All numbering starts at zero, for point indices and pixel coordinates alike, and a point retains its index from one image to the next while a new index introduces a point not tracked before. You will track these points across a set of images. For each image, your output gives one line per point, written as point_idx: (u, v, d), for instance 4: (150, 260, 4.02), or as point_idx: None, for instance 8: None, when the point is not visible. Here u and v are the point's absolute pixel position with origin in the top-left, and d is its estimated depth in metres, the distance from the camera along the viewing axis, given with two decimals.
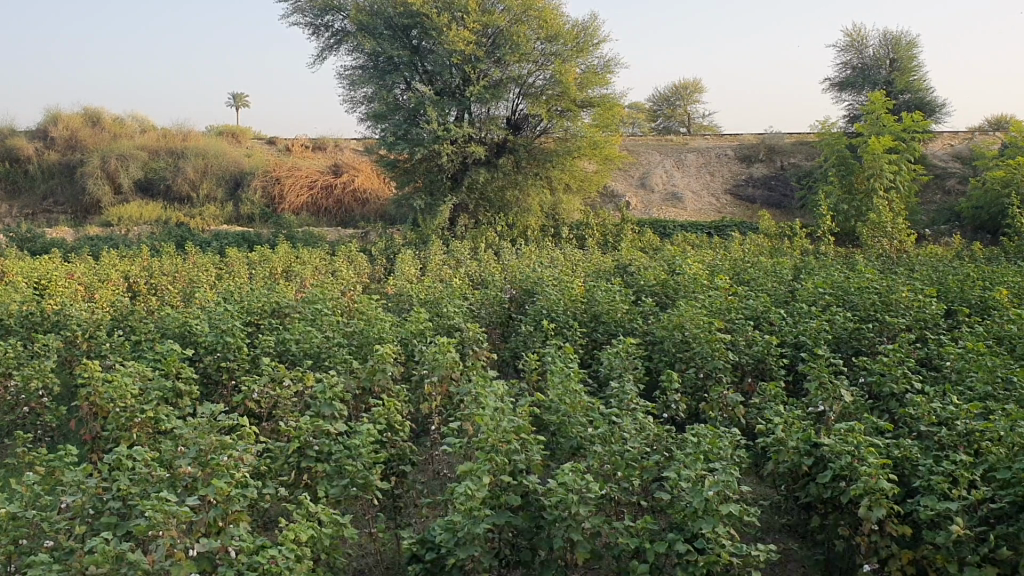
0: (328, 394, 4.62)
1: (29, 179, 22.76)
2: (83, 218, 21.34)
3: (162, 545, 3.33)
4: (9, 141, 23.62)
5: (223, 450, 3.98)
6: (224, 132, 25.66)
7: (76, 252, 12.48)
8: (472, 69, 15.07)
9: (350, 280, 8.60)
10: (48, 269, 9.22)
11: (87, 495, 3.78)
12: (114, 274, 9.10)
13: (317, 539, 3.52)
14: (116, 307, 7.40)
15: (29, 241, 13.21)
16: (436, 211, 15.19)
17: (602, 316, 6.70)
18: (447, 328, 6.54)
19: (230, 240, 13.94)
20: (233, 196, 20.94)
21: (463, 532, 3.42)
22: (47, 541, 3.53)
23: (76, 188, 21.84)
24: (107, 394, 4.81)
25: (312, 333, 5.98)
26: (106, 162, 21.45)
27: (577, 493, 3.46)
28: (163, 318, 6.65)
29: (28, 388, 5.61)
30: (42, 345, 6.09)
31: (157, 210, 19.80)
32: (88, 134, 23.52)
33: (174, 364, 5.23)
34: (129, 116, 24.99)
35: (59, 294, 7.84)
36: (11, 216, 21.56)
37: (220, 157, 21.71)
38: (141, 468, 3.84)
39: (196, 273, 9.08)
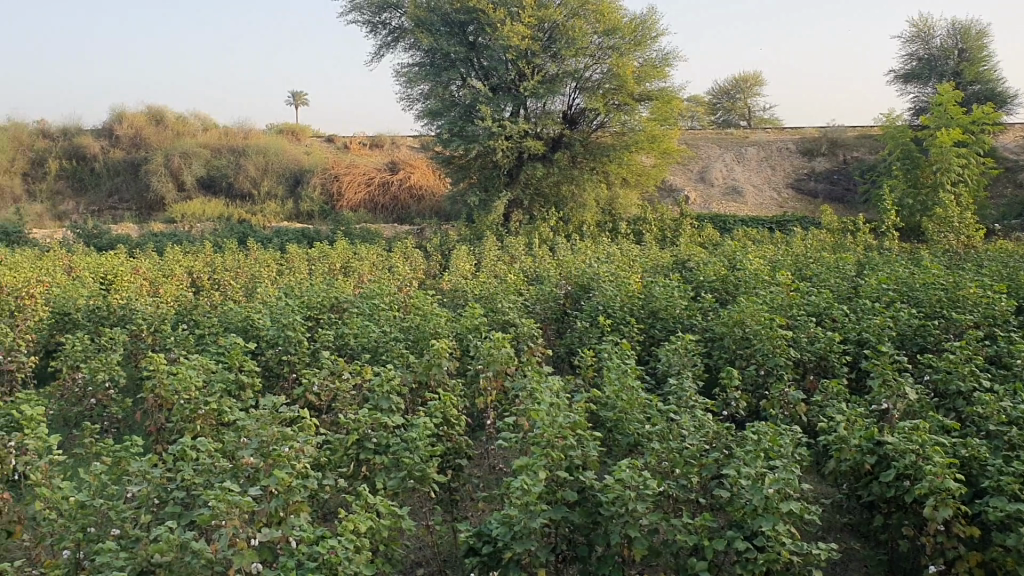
0: (385, 387, 4.69)
1: (95, 176, 23.24)
2: (149, 215, 21.87)
3: (225, 535, 3.40)
4: (77, 139, 24.19)
5: (284, 442, 4.02)
6: (284, 131, 26.03)
7: (141, 248, 12.78)
8: (528, 64, 15.09)
9: (407, 275, 8.66)
10: (115, 265, 9.43)
11: (152, 485, 3.87)
12: (178, 269, 9.27)
13: (375, 530, 3.58)
14: (181, 302, 7.55)
15: (96, 237, 13.55)
16: (490, 207, 15.24)
17: (660, 312, 6.65)
18: (502, 323, 6.55)
19: (290, 236, 14.14)
20: (294, 194, 21.23)
21: (519, 526, 3.44)
22: (114, 528, 3.64)
23: (142, 185, 22.33)
24: (172, 385, 4.92)
25: (370, 327, 6.03)
26: (170, 160, 21.88)
27: (634, 490, 3.45)
28: (225, 313, 6.75)
29: (96, 380, 5.76)
30: (110, 339, 6.24)
31: (219, 206, 20.18)
32: (152, 133, 24.04)
33: (237, 358, 5.34)
34: (191, 114, 25.47)
35: (125, 289, 8.01)
36: (79, 213, 22.09)
37: (280, 155, 22.00)
38: (206, 459, 3.92)
39: (257, 269, 9.21)
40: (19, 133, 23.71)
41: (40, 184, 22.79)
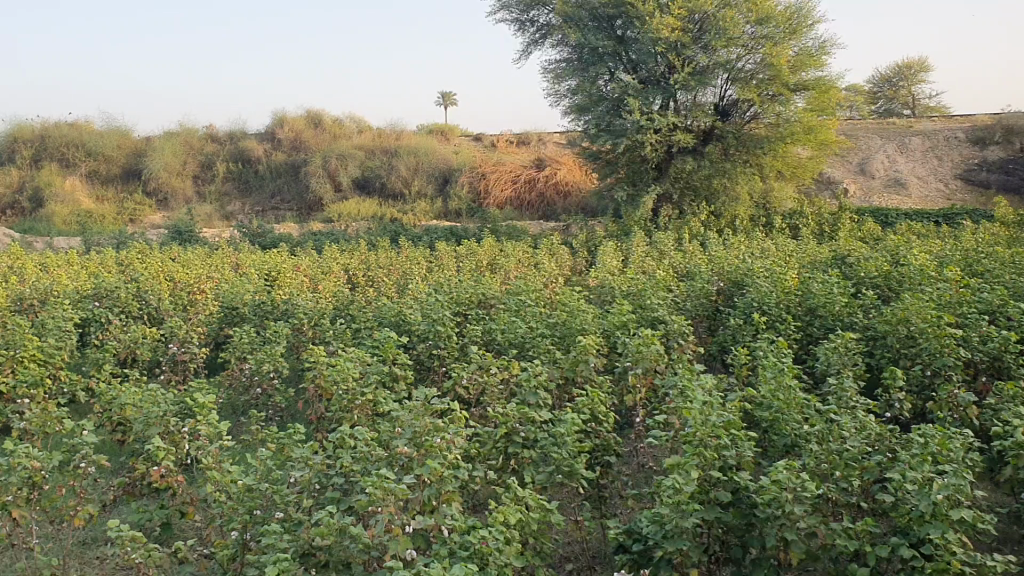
0: (533, 382, 4.75)
1: (259, 178, 24.39)
2: (307, 215, 22.86)
3: (381, 521, 3.52)
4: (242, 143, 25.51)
5: (436, 433, 4.10)
6: (434, 130, 26.62)
7: (301, 246, 13.35)
8: (677, 56, 14.85)
9: (553, 272, 8.69)
10: (277, 262, 9.89)
11: (313, 471, 4.05)
12: (335, 266, 9.62)
13: (525, 523, 3.63)
14: (338, 298, 7.83)
15: (260, 236, 14.24)
16: (639, 202, 15.09)
17: (817, 309, 6.40)
18: (651, 320, 6.48)
19: (440, 234, 14.44)
20: (442, 193, 21.70)
21: (671, 525, 3.39)
22: (279, 511, 3.84)
23: (301, 186, 23.36)
24: (331, 377, 5.12)
25: (518, 323, 6.08)
26: (327, 162, 22.79)
27: (791, 492, 3.33)
28: (380, 308, 6.95)
29: (262, 371, 6.08)
30: (274, 332, 6.55)
31: (373, 206, 20.88)
32: (311, 135, 25.02)
33: (390, 351, 5.50)
34: (346, 116, 26.38)
35: (287, 285, 8.39)
36: (245, 213, 23.32)
37: (431, 155, 22.51)
38: (362, 447, 4.06)
39: (409, 266, 9.45)
40: (190, 138, 25.23)
41: (209, 186, 24.19)
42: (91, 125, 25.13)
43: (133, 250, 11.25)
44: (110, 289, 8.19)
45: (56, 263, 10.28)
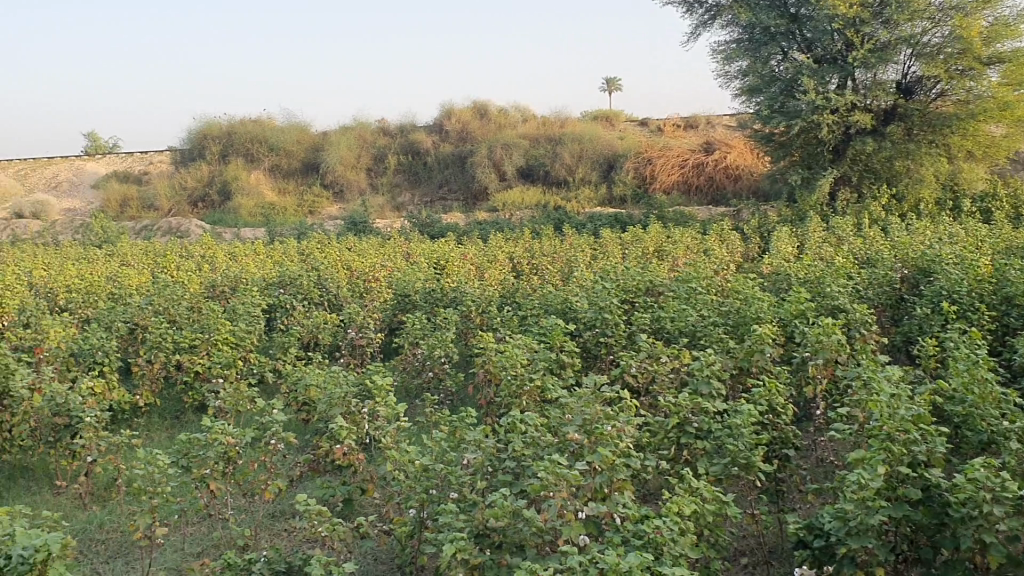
0: (705, 372, 4.68)
1: (428, 169, 24.91)
2: (473, 204, 23.31)
3: (554, 506, 3.56)
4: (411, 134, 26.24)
5: (607, 420, 4.08)
6: (599, 118, 26.51)
7: (468, 235, 13.62)
8: (856, 33, 14.11)
9: (724, 259, 8.47)
10: (446, 251, 10.12)
11: (486, 454, 4.14)
12: (501, 254, 9.75)
13: (699, 514, 3.59)
14: (505, 286, 7.91)
15: (429, 225, 14.61)
16: (814, 185, 14.51)
17: (1016, 298, 5.95)
18: (829, 309, 6.20)
19: (605, 222, 14.37)
20: (608, 179, 21.56)
21: (856, 521, 3.25)
22: (453, 492, 3.96)
23: (467, 176, 23.82)
24: (501, 363, 5.21)
25: (688, 311, 5.97)
26: (493, 151, 23.14)
27: (990, 492, 3.12)
28: (547, 295, 6.96)
29: (433, 356, 6.26)
30: (444, 319, 6.71)
31: (538, 194, 21.09)
32: (478, 126, 25.29)
33: (558, 338, 5.53)
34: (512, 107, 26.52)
35: (456, 273, 8.56)
36: (414, 204, 24.03)
37: (596, 141, 22.39)
38: (534, 433, 4.10)
39: (575, 253, 9.45)
40: (362, 132, 26.22)
41: (381, 178, 25.06)
42: (272, 122, 26.50)
43: (312, 240, 11.81)
44: (292, 278, 8.63)
45: (244, 253, 10.92)
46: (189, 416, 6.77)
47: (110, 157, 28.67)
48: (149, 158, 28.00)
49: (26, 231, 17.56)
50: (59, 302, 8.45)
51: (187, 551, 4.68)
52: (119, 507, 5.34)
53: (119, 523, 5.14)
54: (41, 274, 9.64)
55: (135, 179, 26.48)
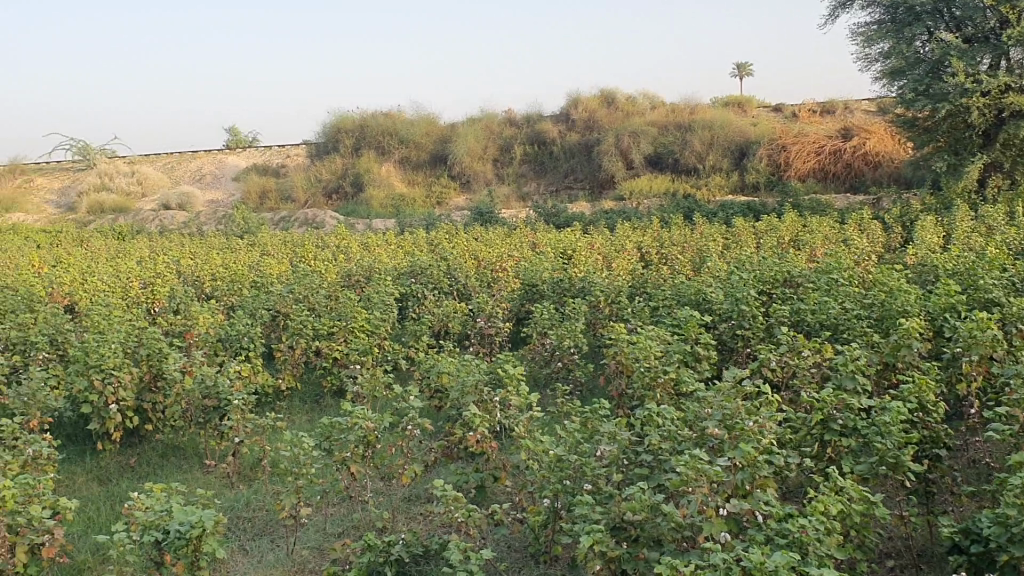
0: (850, 367, 4.52)
1: (554, 159, 24.82)
2: (599, 193, 23.18)
3: (694, 501, 3.50)
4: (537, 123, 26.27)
5: (748, 415, 3.98)
6: (729, 104, 25.88)
7: (595, 224, 13.54)
8: (1011, 9, 13.28)
9: (864, 249, 8.11)
10: (573, 240, 10.09)
11: (621, 446, 4.11)
12: (630, 244, 9.64)
13: (847, 514, 3.47)
14: (635, 276, 7.80)
15: (555, 215, 14.60)
16: (961, 171, 13.75)
17: None
18: (983, 303, 5.87)
19: (736, 210, 14.02)
20: (740, 166, 21.03)
21: (1019, 527, 3.06)
22: (588, 483, 3.95)
23: (594, 165, 23.68)
24: (634, 354, 5.15)
25: (829, 303, 5.75)
26: (620, 140, 22.92)
27: None
28: (679, 286, 6.82)
29: (562, 345, 6.17)
30: (574, 309, 6.67)
31: (668, 182, 20.87)
32: (605, 114, 24.90)
33: (693, 330, 5.43)
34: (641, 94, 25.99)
35: (584, 262, 8.51)
36: (540, 193, 24.08)
37: (727, 128, 21.77)
38: (671, 426, 4.05)
39: (706, 243, 9.25)
40: (489, 123, 26.44)
41: (507, 168, 25.21)
42: (400, 114, 27.03)
43: (442, 231, 11.97)
44: (423, 268, 8.78)
45: (377, 243, 11.18)
46: (327, 401, 6.99)
47: (249, 151, 29.88)
48: (285, 151, 29.04)
49: (175, 223, 18.51)
50: (206, 290, 8.88)
51: (329, 531, 4.84)
52: (264, 486, 5.57)
53: (265, 501, 5.36)
54: (189, 263, 10.14)
55: (272, 171, 27.53)
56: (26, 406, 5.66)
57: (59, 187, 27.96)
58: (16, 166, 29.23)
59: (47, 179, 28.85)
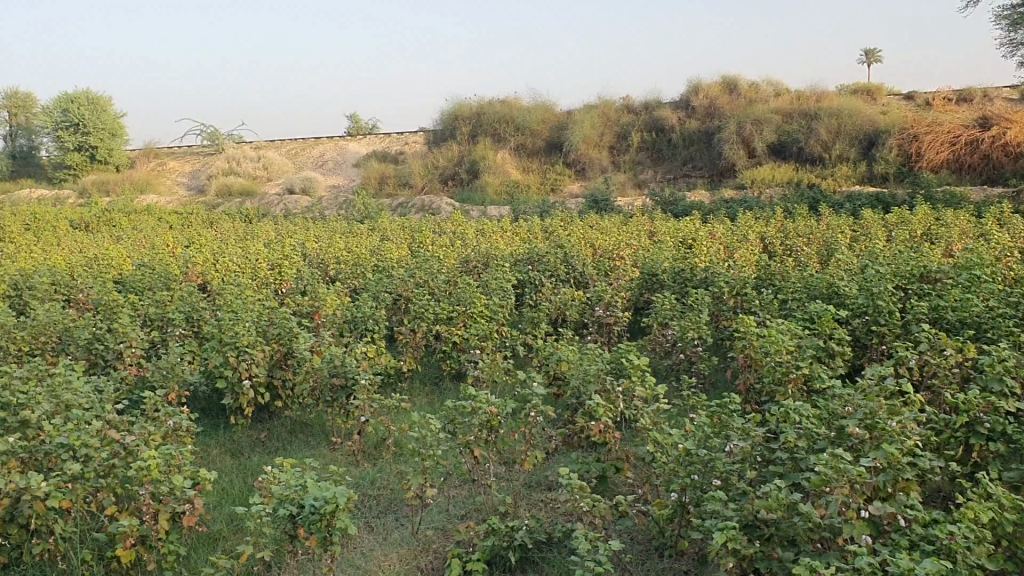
0: (997, 369, 4.29)
1: (673, 147, 24.44)
2: (720, 181, 22.69)
3: (835, 502, 3.39)
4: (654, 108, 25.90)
5: (891, 416, 3.82)
6: (858, 91, 24.94)
7: (714, 214, 13.27)
8: None
9: (1005, 245, 7.70)
10: (693, 230, 9.90)
11: (754, 442, 4.02)
12: (752, 235, 9.41)
13: (999, 523, 3.29)
14: (760, 266, 7.60)
15: (672, 203, 14.36)
16: None
17: None
18: None
19: (863, 202, 13.51)
20: (868, 156, 20.27)
21: None
22: (718, 479, 3.87)
23: (714, 153, 23.19)
24: (763, 348, 5.02)
25: (971, 300, 5.48)
26: (743, 128, 22.40)
27: None
28: (809, 279, 6.61)
29: (685, 337, 6.04)
30: (697, 300, 6.54)
31: (792, 171, 20.34)
32: (727, 101, 24.30)
33: (827, 324, 5.27)
34: (764, 81, 25.29)
35: (704, 252, 8.35)
36: (657, 181, 23.77)
37: (855, 116, 21.01)
38: (808, 424, 3.92)
39: (833, 235, 8.94)
40: (606, 110, 26.18)
41: (623, 156, 24.94)
42: (517, 101, 27.08)
43: (558, 218, 11.92)
44: (541, 255, 8.78)
45: (494, 230, 11.24)
46: (446, 384, 7.08)
47: (368, 137, 30.45)
48: (402, 138, 29.51)
49: (298, 207, 19.04)
50: (330, 273, 9.13)
51: (452, 513, 4.90)
52: (389, 465, 5.68)
53: (390, 481, 5.46)
54: (314, 247, 10.42)
55: (391, 158, 28.02)
56: (165, 378, 5.93)
57: (190, 171, 29.16)
58: (150, 150, 30.59)
59: (179, 162, 30.10)
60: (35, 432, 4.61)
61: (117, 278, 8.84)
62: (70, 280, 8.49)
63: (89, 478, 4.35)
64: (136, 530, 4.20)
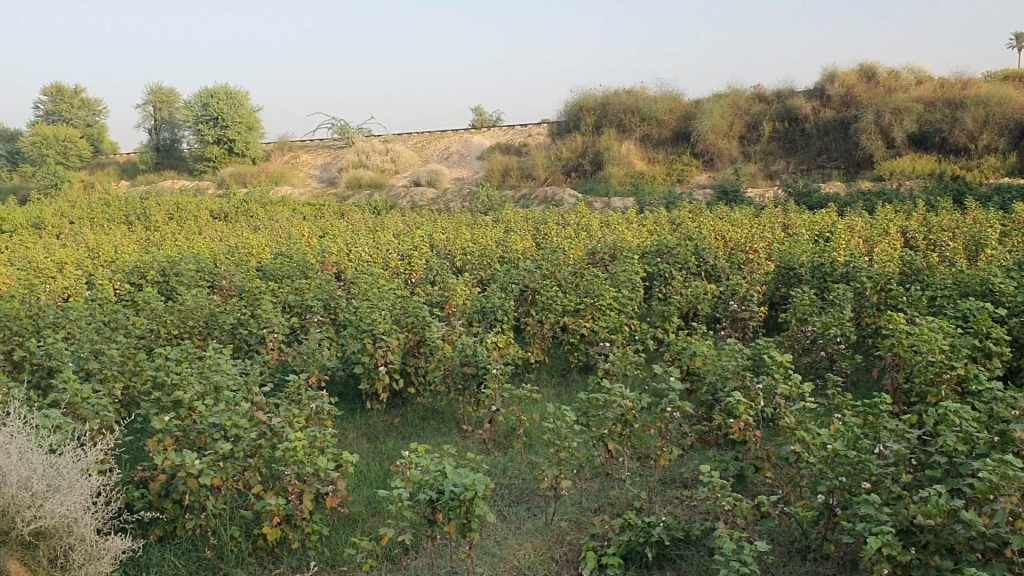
0: None
1: (805, 137, 23.65)
2: (856, 174, 21.83)
3: (1001, 510, 3.20)
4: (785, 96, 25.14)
5: None
6: (1009, 78, 23.57)
7: (851, 206, 12.78)
8: None
9: None
10: (829, 224, 9.57)
11: (908, 446, 3.84)
12: (894, 229, 9.01)
13: None
14: (904, 261, 7.27)
15: (807, 195, 13.91)
16: None
17: None
18: None
19: (1016, 194, 12.75)
20: (1019, 146, 19.17)
21: None
22: (869, 481, 3.72)
23: (850, 144, 22.33)
24: (914, 347, 4.80)
25: None
26: (881, 117, 21.51)
27: None
28: (960, 275, 6.29)
29: (826, 334, 5.86)
30: (837, 296, 6.31)
31: (934, 162, 19.43)
32: (864, 90, 23.35)
33: (984, 323, 4.99)
34: (904, 67, 24.20)
35: (842, 247, 8.06)
36: (788, 173, 23.08)
37: (1006, 104, 19.88)
38: (969, 428, 3.72)
39: (982, 229, 8.48)
40: (735, 99, 25.54)
41: (754, 146, 24.25)
42: (643, 91, 26.74)
43: (688, 211, 11.71)
44: (670, 247, 8.65)
45: (621, 221, 11.14)
46: (575, 376, 7.06)
47: (492, 129, 30.65)
48: (526, 130, 29.61)
49: (425, 199, 19.37)
50: (458, 264, 9.24)
51: (585, 506, 4.88)
52: (521, 455, 5.70)
53: (522, 470, 5.48)
54: (442, 238, 10.56)
55: (515, 150, 28.14)
56: (306, 363, 6.13)
57: (320, 164, 30.05)
58: (283, 144, 31.66)
59: (310, 155, 31.01)
60: (188, 411, 4.78)
61: (257, 266, 9.17)
62: (214, 268, 8.86)
63: (238, 457, 4.50)
64: (283, 509, 4.34)
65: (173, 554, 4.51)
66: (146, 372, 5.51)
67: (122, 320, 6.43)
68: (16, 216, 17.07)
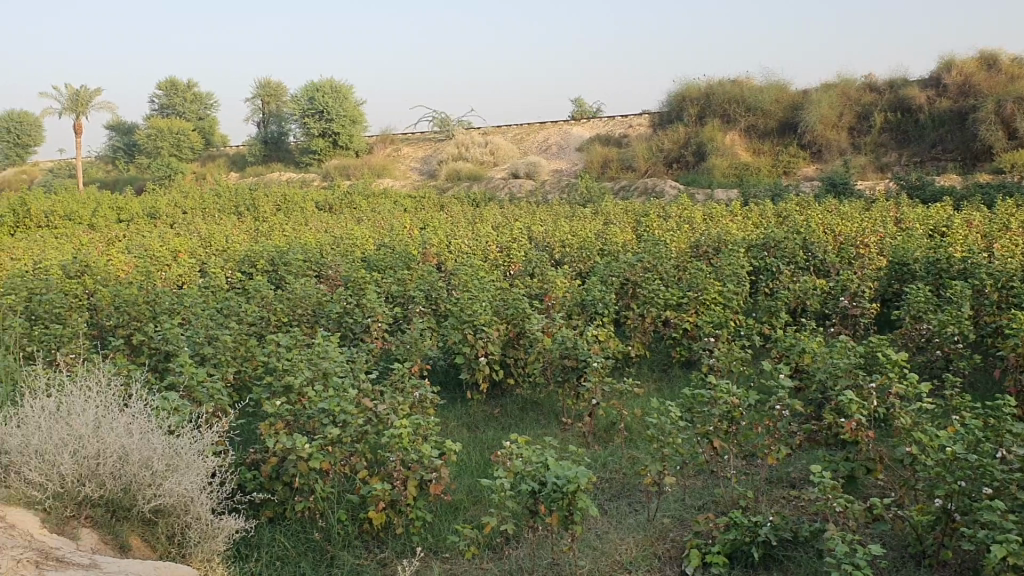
0: None
1: (919, 127, 22.78)
2: (973, 166, 20.92)
3: None
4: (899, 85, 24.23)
5: None
6: None
7: (970, 199, 12.24)
8: None
9: None
10: (945, 218, 9.20)
11: None
12: (1016, 224, 8.60)
13: None
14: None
15: (922, 188, 13.39)
16: None
17: None
18: None
19: None
20: None
21: None
22: (991, 488, 3.56)
23: (968, 134, 21.39)
24: None
25: None
26: (1002, 107, 20.54)
27: None
28: None
29: (943, 333, 5.66)
30: (955, 293, 6.07)
31: None
32: (984, 78, 22.31)
33: None
34: None
35: (959, 242, 7.74)
36: (900, 165, 22.28)
37: None
38: None
39: None
40: (845, 89, 24.74)
41: (864, 137, 23.46)
42: (749, 81, 26.17)
43: (795, 203, 11.42)
44: (777, 241, 8.45)
45: (725, 214, 10.94)
46: (677, 371, 6.98)
47: (592, 120, 30.47)
48: (626, 122, 29.36)
49: (524, 190, 19.42)
50: (558, 256, 9.24)
51: (689, 503, 4.82)
52: (622, 449, 5.67)
53: (624, 465, 5.45)
54: (542, 230, 10.57)
55: (615, 141, 27.93)
56: (409, 352, 6.22)
57: (421, 156, 30.44)
58: (385, 136, 32.18)
59: (412, 147, 31.41)
60: (298, 396, 4.89)
61: (361, 256, 9.36)
62: (320, 258, 9.07)
63: (345, 442, 4.58)
64: (388, 495, 4.42)
65: (283, 535, 4.63)
66: (257, 358, 5.67)
67: (234, 307, 6.64)
68: (134, 206, 17.84)
